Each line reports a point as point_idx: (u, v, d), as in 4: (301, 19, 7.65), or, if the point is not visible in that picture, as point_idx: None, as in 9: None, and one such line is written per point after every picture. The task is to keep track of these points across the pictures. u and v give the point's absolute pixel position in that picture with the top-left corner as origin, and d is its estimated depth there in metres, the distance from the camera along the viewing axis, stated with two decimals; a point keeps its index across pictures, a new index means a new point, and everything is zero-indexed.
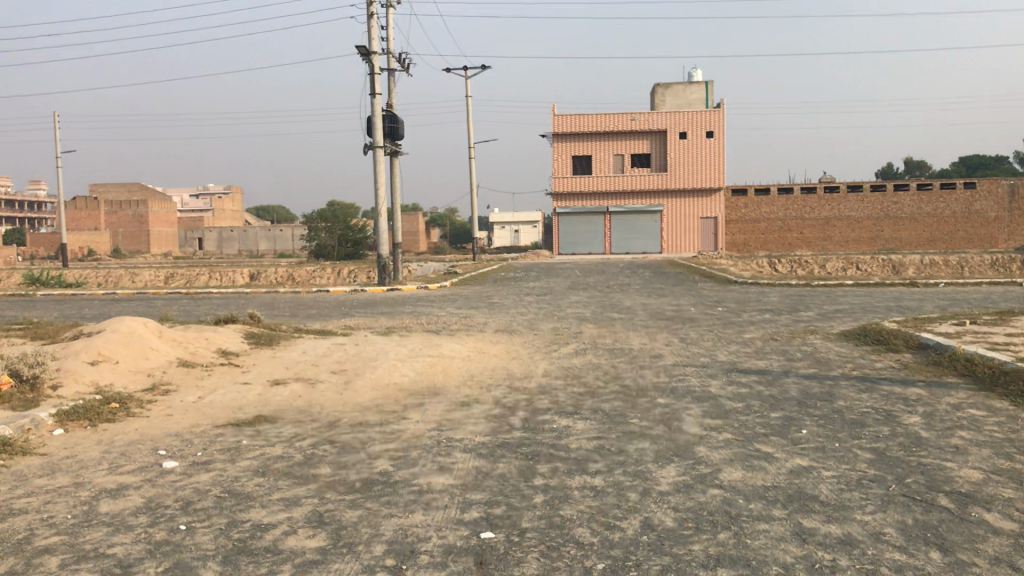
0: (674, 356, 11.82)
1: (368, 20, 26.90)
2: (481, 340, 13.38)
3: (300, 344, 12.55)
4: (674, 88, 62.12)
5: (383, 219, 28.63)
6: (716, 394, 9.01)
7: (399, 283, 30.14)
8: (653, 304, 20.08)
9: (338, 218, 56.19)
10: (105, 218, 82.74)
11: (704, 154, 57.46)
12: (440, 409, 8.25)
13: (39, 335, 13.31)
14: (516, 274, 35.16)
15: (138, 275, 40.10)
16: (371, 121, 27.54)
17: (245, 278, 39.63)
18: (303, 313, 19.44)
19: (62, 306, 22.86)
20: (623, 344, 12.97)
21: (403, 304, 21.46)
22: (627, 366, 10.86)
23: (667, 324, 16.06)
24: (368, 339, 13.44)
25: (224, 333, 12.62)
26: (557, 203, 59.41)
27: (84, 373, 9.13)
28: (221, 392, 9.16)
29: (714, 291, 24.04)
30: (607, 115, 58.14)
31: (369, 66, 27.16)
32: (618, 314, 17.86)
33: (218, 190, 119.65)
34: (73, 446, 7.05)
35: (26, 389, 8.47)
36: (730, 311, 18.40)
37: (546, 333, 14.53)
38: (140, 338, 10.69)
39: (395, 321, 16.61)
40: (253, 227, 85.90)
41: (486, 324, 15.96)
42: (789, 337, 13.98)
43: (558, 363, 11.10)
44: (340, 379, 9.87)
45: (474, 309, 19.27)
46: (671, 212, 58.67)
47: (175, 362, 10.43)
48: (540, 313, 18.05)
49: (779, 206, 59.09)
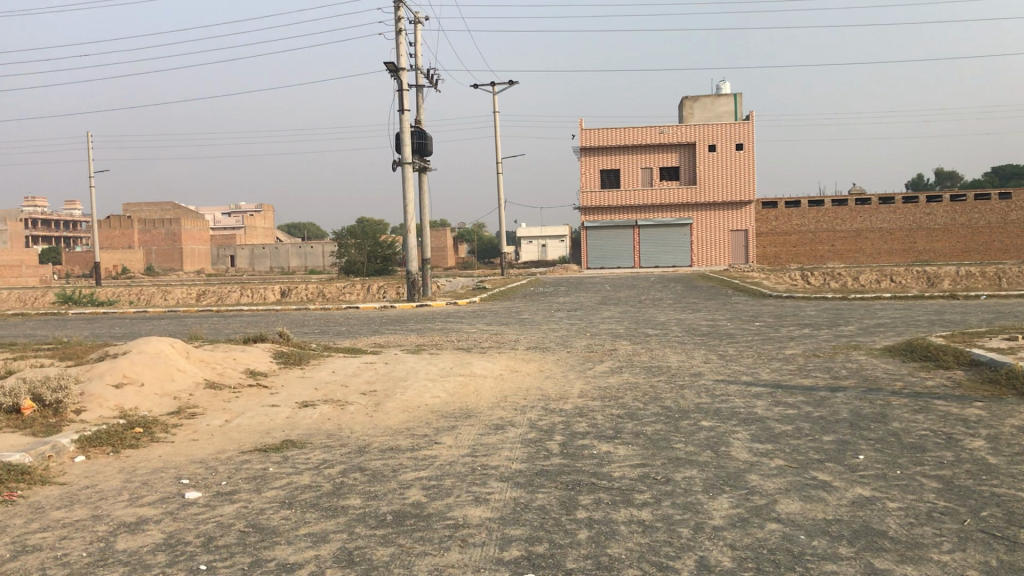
0: (714, 374, 11.38)
1: (396, 36, 26.81)
2: (513, 358, 13.02)
3: (328, 364, 12.28)
4: (703, 100, 61.62)
5: (412, 234, 28.41)
6: (763, 416, 8.57)
7: (428, 299, 29.86)
8: (688, 319, 19.60)
9: (368, 235, 56.15)
10: (139, 236, 83.52)
11: (734, 166, 56.88)
12: (473, 433, 7.90)
13: (66, 355, 13.14)
14: (546, 289, 34.83)
15: (170, 293, 40.20)
16: (399, 137, 27.38)
17: (275, 295, 39.59)
18: (333, 330, 19.19)
19: (93, 325, 22.82)
20: (660, 362, 12.55)
21: (433, 320, 21.18)
22: (667, 385, 10.46)
23: (703, 339, 15.62)
24: (399, 358, 13.09)
25: (252, 353, 12.36)
26: (586, 217, 58.99)
27: (108, 396, 8.88)
28: (248, 415, 8.86)
29: (748, 305, 23.51)
30: (635, 128, 57.73)
31: (397, 82, 27.03)
32: (652, 329, 17.45)
33: (248, 208, 120.60)
34: (94, 475, 6.76)
35: (49, 413, 8.24)
36: (768, 326, 17.93)
37: (579, 350, 14.15)
38: (166, 359, 10.46)
39: (425, 339, 16.31)
40: (284, 244, 86.33)
41: (518, 340, 15.62)
42: (832, 353, 13.49)
43: (594, 383, 10.71)
44: (369, 400, 9.56)
45: (505, 325, 18.97)
46: (701, 224, 58.04)
47: (202, 384, 10.16)
48: (573, 329, 17.65)
49: (810, 219, 58.45)
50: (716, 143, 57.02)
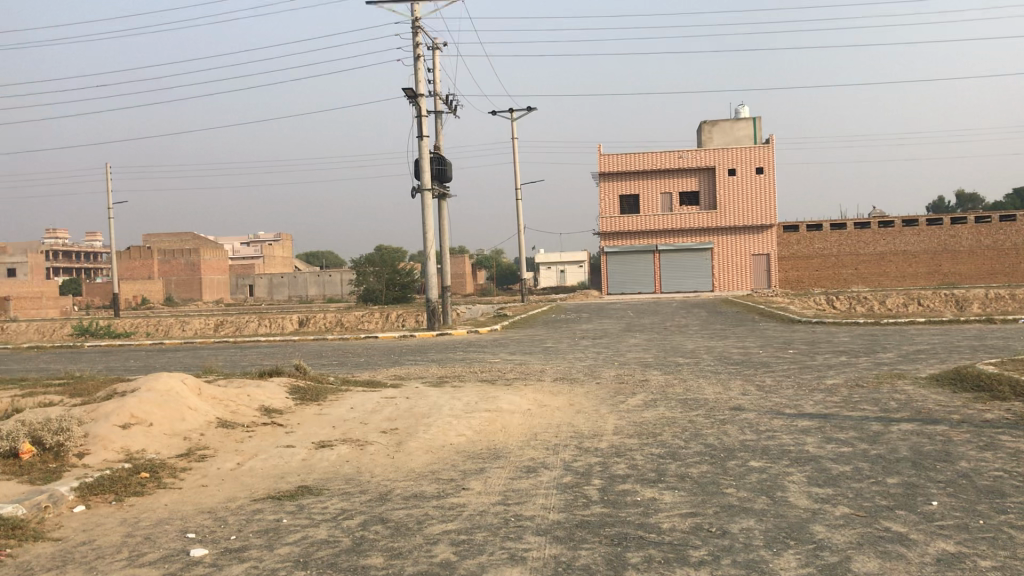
0: (756, 407, 10.72)
1: (415, 62, 26.51)
2: (540, 391, 12.40)
3: (347, 399, 11.68)
4: (722, 124, 61.11)
5: (432, 262, 27.91)
6: (817, 455, 7.90)
7: (448, 327, 29.26)
8: (718, 347, 18.94)
9: (386, 262, 55.80)
10: (159, 266, 83.68)
11: (755, 190, 56.24)
12: (504, 477, 7.29)
13: (76, 392, 12.65)
14: (566, 317, 34.18)
15: (188, 324, 39.87)
16: (418, 164, 26.99)
17: (294, 324, 39.18)
18: (352, 362, 18.63)
19: (108, 358, 22.42)
20: (695, 395, 11.90)
21: (454, 350, 20.62)
22: (707, 421, 9.80)
23: (738, 369, 14.91)
24: (420, 392, 12.48)
25: (267, 389, 11.78)
26: (606, 242, 58.37)
27: (114, 438, 8.34)
28: (262, 457, 8.29)
29: (779, 332, 22.78)
30: (654, 153, 57.35)
31: (416, 108, 26.69)
32: (682, 359, 16.77)
33: (266, 237, 120.92)
34: (92, 529, 6.19)
35: (50, 458, 7.71)
36: (802, 353, 17.23)
37: (609, 381, 13.50)
38: (178, 397, 9.93)
39: (447, 370, 15.70)
40: (303, 272, 86.27)
41: (544, 372, 14.98)
42: (876, 383, 12.77)
43: (628, 418, 10.07)
44: (391, 439, 8.98)
45: (528, 355, 18.36)
46: (722, 249, 57.28)
47: (214, 423, 9.61)
48: (600, 359, 17.01)
49: (832, 242, 57.58)
50: (737, 167, 56.48)
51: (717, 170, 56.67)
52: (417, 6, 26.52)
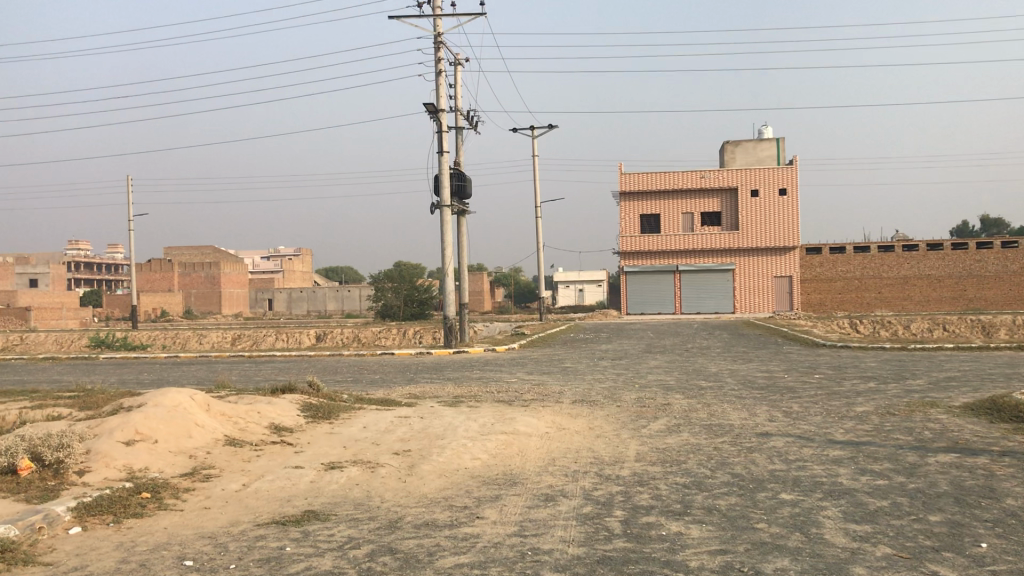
0: (784, 435, 10.28)
1: (437, 76, 26.34)
2: (559, 413, 12.00)
3: (360, 418, 11.33)
4: (745, 145, 60.66)
5: (451, 279, 27.61)
6: (852, 488, 7.46)
7: (466, 345, 28.89)
8: (742, 370, 18.51)
9: (405, 278, 55.65)
10: (179, 279, 83.95)
11: (778, 212, 55.72)
12: (520, 506, 6.91)
13: (85, 406, 12.38)
14: (585, 336, 33.77)
15: (206, 337, 39.77)
16: (438, 180, 26.76)
17: (311, 339, 38.99)
18: (367, 378, 18.35)
19: (122, 370, 22.21)
20: (720, 421, 11.47)
21: (471, 369, 20.25)
22: (733, 449, 9.38)
23: (762, 394, 14.46)
24: (435, 412, 12.12)
25: (277, 406, 11.45)
26: (625, 261, 57.93)
27: (117, 454, 8.05)
28: (268, 478, 7.97)
29: (803, 356, 22.27)
30: (676, 173, 56.99)
31: (437, 123, 26.48)
32: (704, 382, 16.33)
33: (286, 252, 121.37)
34: (85, 553, 5.87)
35: (49, 475, 7.40)
36: (828, 378, 16.75)
37: (629, 404, 13.07)
38: (185, 413, 9.62)
39: (464, 390, 15.32)
40: (322, 287, 86.34)
41: (562, 393, 14.57)
42: (908, 412, 12.26)
43: (650, 444, 9.67)
44: (404, 462, 8.63)
45: (547, 375, 17.97)
46: (744, 271, 56.68)
47: (222, 441, 9.30)
48: (620, 380, 16.60)
49: (855, 265, 56.88)
50: (760, 188, 56.01)
51: (739, 191, 56.24)
52: (440, 20, 26.37)
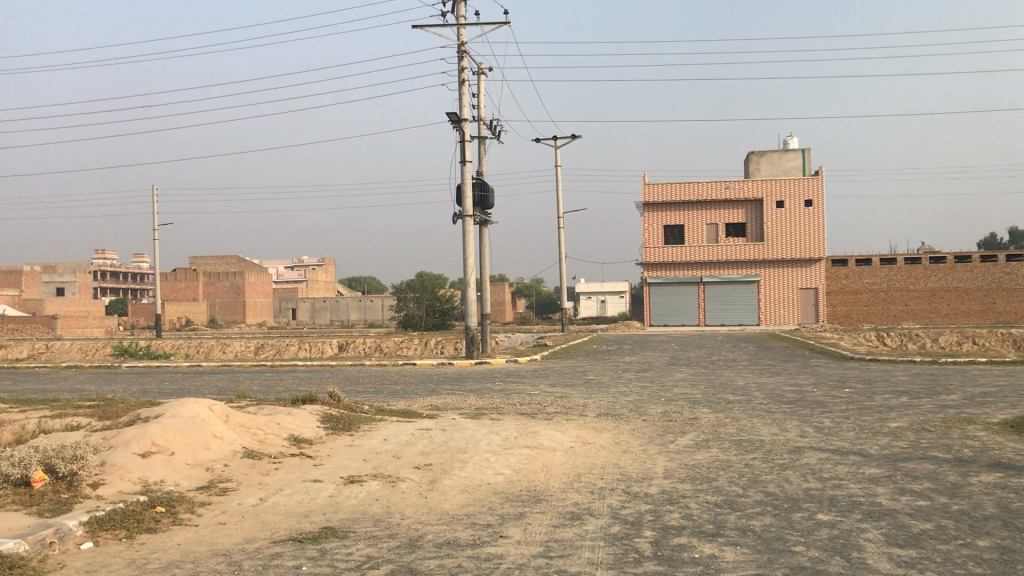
0: (818, 451, 9.94)
1: (459, 86, 26.21)
2: (583, 427, 11.72)
3: (381, 430, 11.10)
4: (769, 155, 60.18)
5: (473, 289, 27.38)
6: (892, 509, 7.12)
7: (488, 356, 28.63)
8: (770, 384, 18.11)
9: (427, 288, 55.52)
10: (204, 289, 84.38)
11: (803, 224, 55.21)
12: (545, 524, 6.65)
13: (103, 415, 12.24)
14: (608, 347, 33.41)
15: (229, 346, 39.77)
16: (461, 189, 26.60)
17: (333, 349, 38.90)
18: (388, 389, 18.12)
19: (143, 379, 22.13)
20: (750, 436, 11.14)
21: (493, 380, 19.99)
22: (765, 466, 9.07)
23: (792, 409, 14.09)
24: (456, 425, 11.87)
25: (297, 417, 11.25)
26: (649, 272, 57.50)
27: (132, 466, 7.87)
28: (286, 492, 7.76)
29: (831, 370, 21.84)
30: (700, 183, 56.57)
31: (460, 133, 26.33)
32: (732, 396, 15.96)
33: (310, 262, 121.90)
34: (95, 571, 5.66)
35: (62, 488, 7.23)
36: (859, 393, 16.33)
37: (655, 418, 12.76)
38: (202, 424, 9.44)
39: (486, 402, 15.07)
40: (344, 297, 86.47)
41: (586, 406, 14.28)
42: (944, 428, 11.86)
43: (679, 460, 9.38)
44: (424, 476, 8.39)
45: (570, 387, 17.67)
46: (769, 282, 56.08)
47: (240, 453, 9.12)
48: (645, 393, 16.25)
49: (882, 277, 56.20)
50: (785, 199, 55.50)
51: (764, 202, 55.76)
52: (464, 30, 26.29)
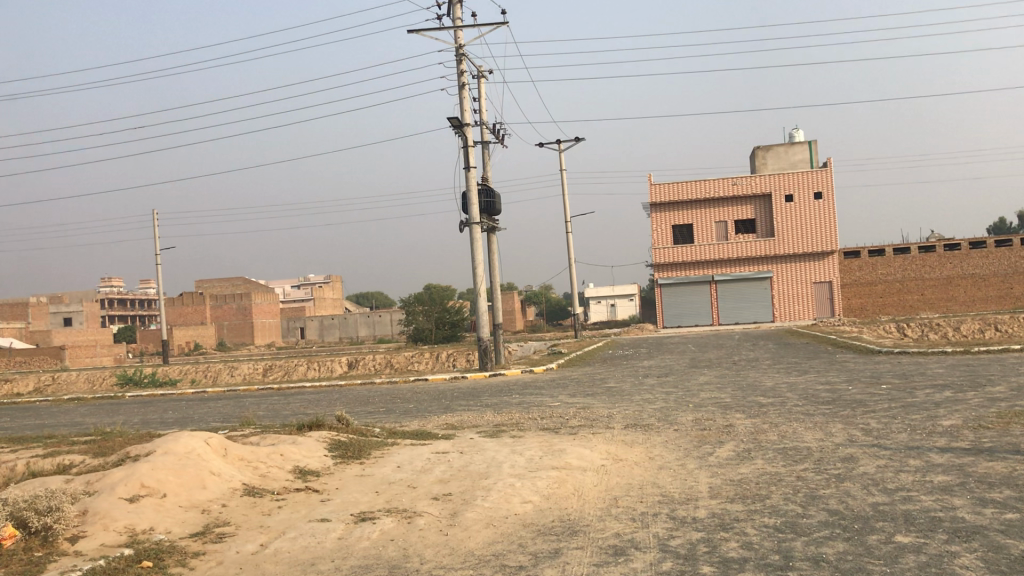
0: (874, 458, 9.05)
1: (460, 89, 25.46)
2: (611, 442, 10.83)
3: (394, 457, 10.24)
4: (776, 149, 59.29)
5: (483, 299, 26.53)
6: (978, 525, 6.18)
7: (502, 367, 27.74)
8: (801, 384, 17.18)
9: (435, 300, 54.72)
10: (211, 312, 83.84)
11: (814, 216, 54.26)
12: (586, 563, 5.79)
13: (98, 452, 11.46)
14: (623, 352, 32.48)
15: (237, 369, 38.97)
16: (466, 197, 25.77)
17: (343, 367, 38.14)
18: (401, 409, 17.26)
19: (146, 410, 21.28)
20: (794, 443, 10.26)
21: (509, 393, 19.12)
22: (820, 478, 8.18)
23: (832, 410, 13.19)
24: (476, 446, 11.02)
25: (302, 446, 10.39)
26: (660, 273, 56.53)
27: (117, 514, 7.06)
28: (291, 535, 6.90)
29: (861, 365, 20.94)
30: (707, 181, 55.72)
31: (462, 139, 25.56)
32: (765, 399, 15.07)
33: (317, 280, 121.36)
34: None
35: (35, 544, 6.42)
36: (899, 389, 15.43)
37: (688, 428, 11.87)
38: (198, 460, 8.62)
39: (503, 417, 14.17)
40: (353, 313, 85.75)
41: (611, 417, 13.39)
42: (1002, 424, 10.92)
43: (723, 477, 8.51)
44: (444, 509, 7.53)
45: (590, 397, 16.79)
46: (782, 278, 55.09)
47: (240, 490, 8.29)
48: (672, 400, 15.36)
49: (896, 267, 55.13)
50: (794, 193, 54.61)
51: (773, 197, 54.87)
52: (461, 32, 25.51)
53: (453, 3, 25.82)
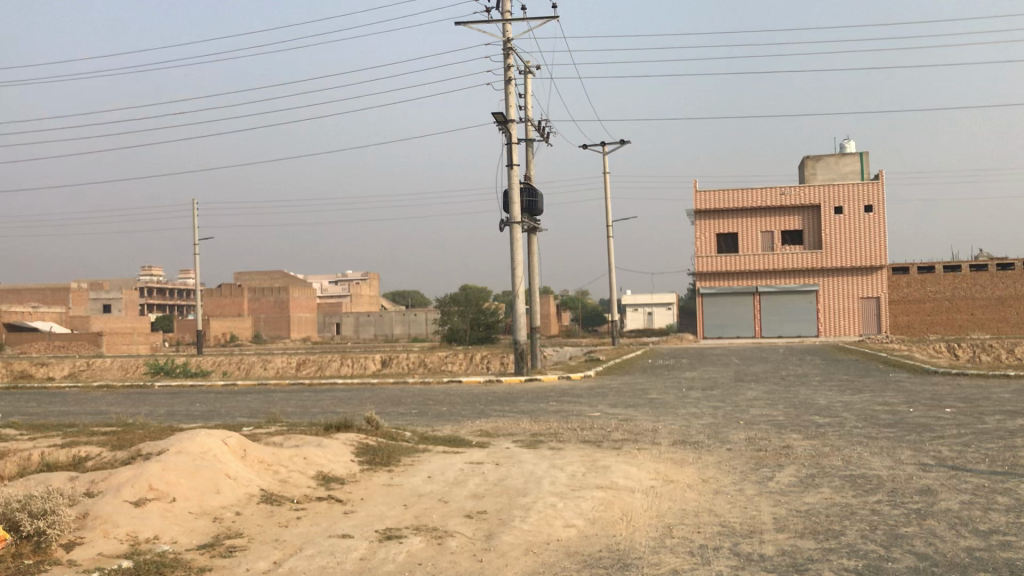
0: (957, 492, 8.14)
1: (505, 85, 24.76)
2: (659, 459, 10.02)
3: (426, 465, 9.53)
4: (826, 160, 57.88)
5: (521, 301, 25.77)
6: None
7: (538, 372, 26.94)
8: (856, 404, 16.24)
9: (470, 301, 54.19)
10: (249, 304, 84.08)
11: (863, 230, 52.84)
12: None
13: (118, 445, 10.91)
14: (664, 362, 31.49)
15: (271, 362, 38.60)
16: (508, 195, 25.03)
17: (377, 364, 37.52)
18: (435, 411, 16.58)
19: (175, 401, 20.79)
20: (862, 471, 9.34)
21: (547, 399, 18.34)
22: (899, 514, 7.30)
23: (896, 434, 12.26)
24: (512, 457, 10.26)
25: (327, 449, 9.69)
26: (701, 282, 55.39)
27: (119, 520, 6.39)
28: (307, 553, 6.20)
29: (918, 386, 19.89)
30: (753, 190, 54.52)
31: (507, 135, 24.84)
32: (820, 418, 14.16)
33: (354, 276, 121.45)
34: None
35: (26, 551, 5.76)
36: (965, 414, 14.44)
37: (742, 447, 11.00)
38: (214, 462, 7.97)
39: (541, 426, 13.40)
40: (389, 311, 85.50)
41: (657, 431, 12.56)
42: None
43: (788, 507, 7.68)
44: (479, 530, 6.79)
45: (633, 408, 15.95)
46: (827, 291, 53.60)
47: (256, 498, 7.61)
48: (720, 416, 14.47)
49: (946, 285, 53.57)
50: (843, 206, 53.19)
51: (821, 209, 53.50)
52: (509, 26, 24.83)
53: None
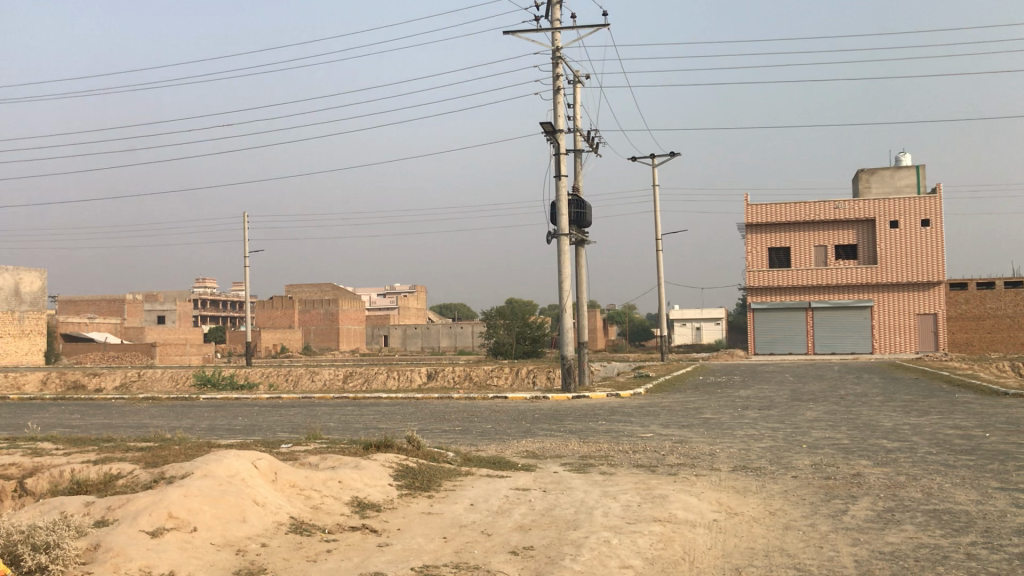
0: None
1: (554, 94, 24.19)
2: (719, 488, 9.25)
3: (469, 492, 8.90)
4: (881, 173, 56.32)
5: (570, 315, 25.07)
6: None
7: (587, 388, 26.13)
8: (925, 427, 15.28)
9: (518, 314, 53.51)
10: (298, 316, 84.31)
11: (920, 245, 51.18)
12: None
13: (151, 463, 10.45)
14: (716, 379, 30.54)
15: (317, 375, 38.31)
16: (556, 207, 24.42)
17: (422, 377, 36.95)
18: (480, 429, 15.94)
19: (216, 414, 20.44)
20: (947, 505, 8.48)
21: (595, 418, 17.61)
22: (999, 560, 6.47)
23: (976, 462, 11.33)
24: (560, 482, 9.57)
25: (364, 472, 9.08)
26: (752, 297, 54.15)
27: (132, 552, 5.84)
28: None
29: (989, 408, 18.79)
30: (806, 203, 53.24)
31: (555, 146, 24.25)
32: (889, 443, 13.24)
33: (402, 289, 121.55)
34: None
35: None
36: None
37: (810, 475, 10.18)
38: (242, 486, 7.44)
39: (592, 448, 12.69)
40: (436, 324, 85.28)
41: (715, 455, 11.77)
42: None
43: (869, 547, 6.89)
44: (525, 570, 6.12)
45: (687, 429, 15.14)
46: (884, 307, 51.95)
47: (286, 526, 7.04)
48: (781, 439, 13.61)
49: (1007, 302, 51.81)
50: (900, 219, 51.63)
51: (877, 222, 51.99)
52: (559, 34, 24.28)
53: (552, 4, 24.58)
